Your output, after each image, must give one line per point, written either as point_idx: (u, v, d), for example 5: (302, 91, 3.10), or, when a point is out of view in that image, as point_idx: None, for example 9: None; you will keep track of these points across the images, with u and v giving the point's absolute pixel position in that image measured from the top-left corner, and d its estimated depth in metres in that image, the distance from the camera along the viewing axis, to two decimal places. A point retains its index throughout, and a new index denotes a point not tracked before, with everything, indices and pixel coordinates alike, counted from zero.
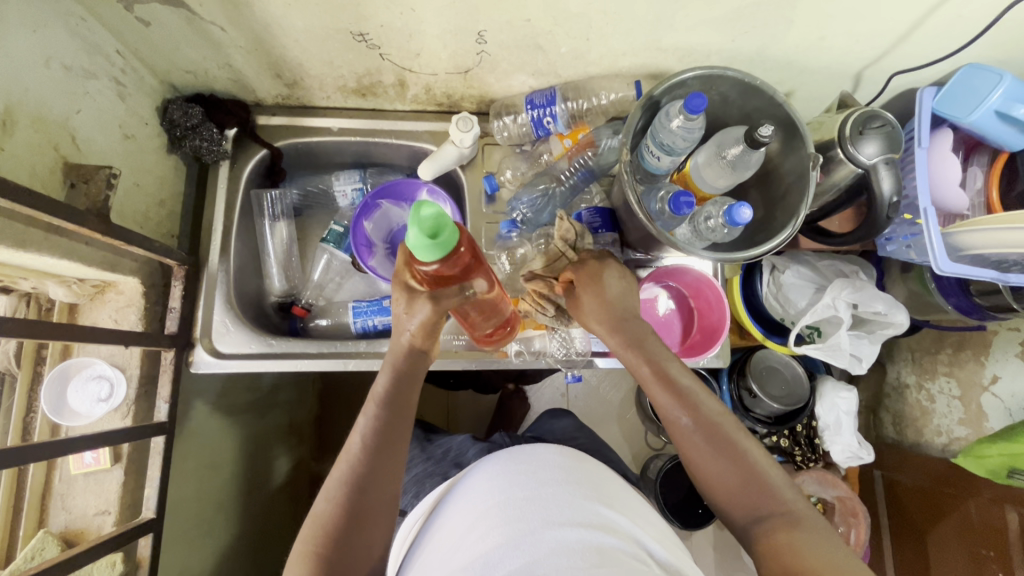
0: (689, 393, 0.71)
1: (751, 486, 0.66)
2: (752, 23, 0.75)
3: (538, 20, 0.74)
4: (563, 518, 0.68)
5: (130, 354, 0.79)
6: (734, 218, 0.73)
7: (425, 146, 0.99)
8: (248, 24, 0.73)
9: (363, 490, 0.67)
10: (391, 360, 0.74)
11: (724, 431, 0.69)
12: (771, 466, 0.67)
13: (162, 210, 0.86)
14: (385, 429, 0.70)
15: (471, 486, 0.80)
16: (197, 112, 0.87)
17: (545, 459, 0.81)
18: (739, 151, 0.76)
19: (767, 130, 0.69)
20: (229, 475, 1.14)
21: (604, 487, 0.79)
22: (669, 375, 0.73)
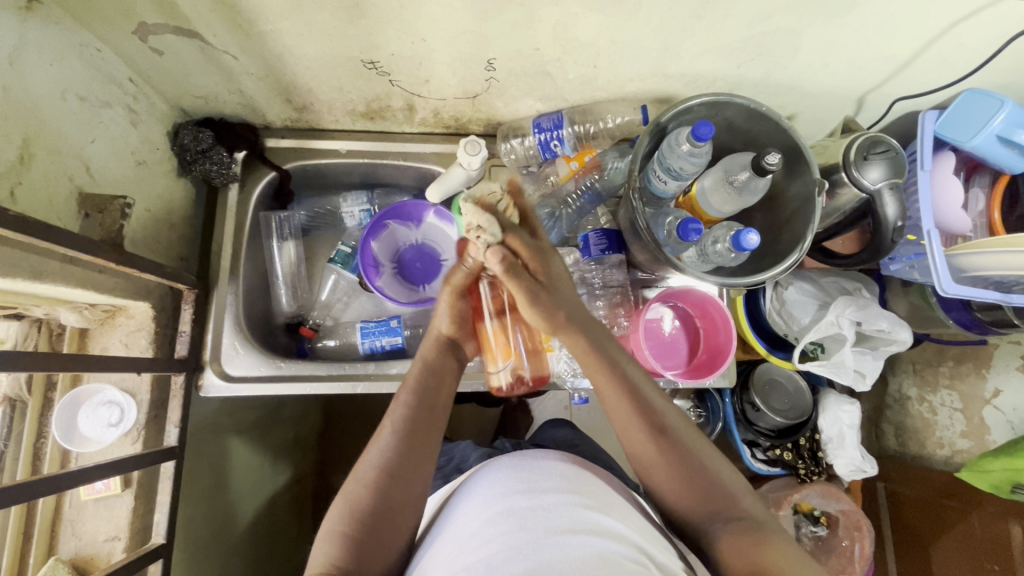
0: (641, 397, 0.75)
1: (711, 495, 0.71)
2: (757, 51, 0.76)
3: (547, 49, 0.74)
4: (564, 526, 0.69)
5: (140, 379, 0.80)
6: (741, 244, 0.74)
7: (432, 167, 0.99)
8: (261, 53, 0.74)
9: (394, 473, 0.70)
10: (423, 357, 0.82)
11: (677, 437, 0.74)
12: (726, 471, 0.73)
13: (172, 234, 0.86)
14: (415, 416, 0.75)
15: (473, 492, 0.80)
16: (207, 137, 0.88)
17: (547, 467, 0.82)
18: (746, 177, 0.78)
19: (774, 157, 0.70)
20: (236, 493, 1.14)
21: (604, 494, 0.79)
22: (642, 394, 0.76)
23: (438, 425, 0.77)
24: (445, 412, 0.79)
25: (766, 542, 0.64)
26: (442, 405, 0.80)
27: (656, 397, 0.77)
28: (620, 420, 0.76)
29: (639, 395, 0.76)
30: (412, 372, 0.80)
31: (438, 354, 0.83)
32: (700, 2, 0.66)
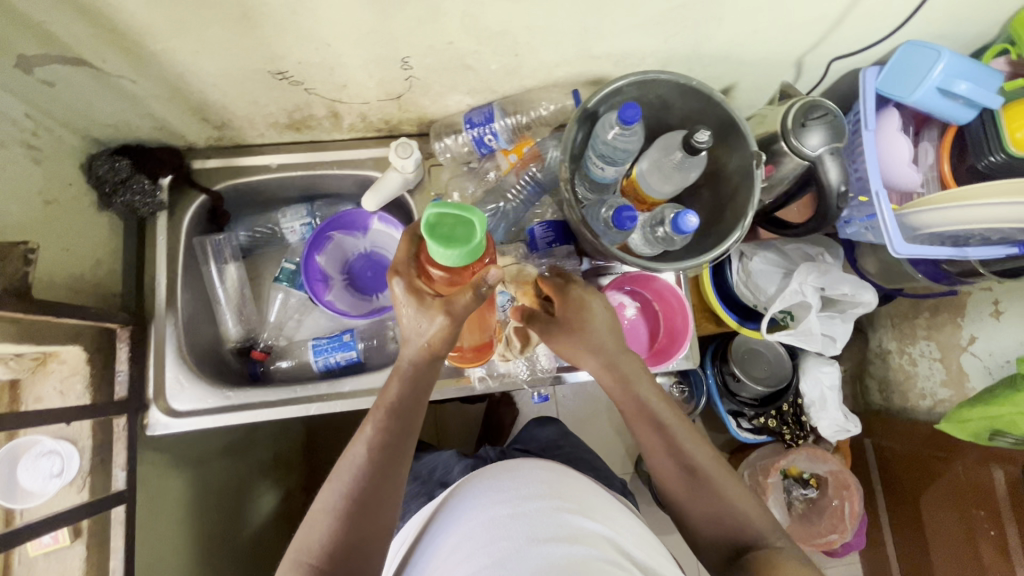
0: (674, 438, 0.70)
1: (734, 524, 0.68)
2: (680, 24, 0.72)
3: (461, 42, 0.71)
4: (547, 534, 0.70)
5: (79, 426, 0.77)
6: (679, 227, 0.72)
7: (370, 173, 0.96)
8: (158, 74, 0.70)
9: (364, 510, 0.66)
10: (403, 364, 0.68)
11: (703, 470, 0.69)
12: (742, 496, 0.69)
13: (100, 271, 0.83)
14: (391, 444, 0.68)
15: (461, 506, 0.80)
16: (124, 166, 0.83)
17: (528, 475, 0.82)
18: (681, 155, 0.75)
19: (704, 133, 0.67)
20: (222, 524, 1.12)
21: (587, 498, 0.80)
22: (657, 416, 0.70)
23: (411, 449, 0.70)
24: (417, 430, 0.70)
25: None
26: (419, 424, 0.71)
27: (672, 415, 0.71)
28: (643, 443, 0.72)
29: (662, 422, 0.70)
30: (388, 390, 0.68)
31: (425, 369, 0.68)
32: None
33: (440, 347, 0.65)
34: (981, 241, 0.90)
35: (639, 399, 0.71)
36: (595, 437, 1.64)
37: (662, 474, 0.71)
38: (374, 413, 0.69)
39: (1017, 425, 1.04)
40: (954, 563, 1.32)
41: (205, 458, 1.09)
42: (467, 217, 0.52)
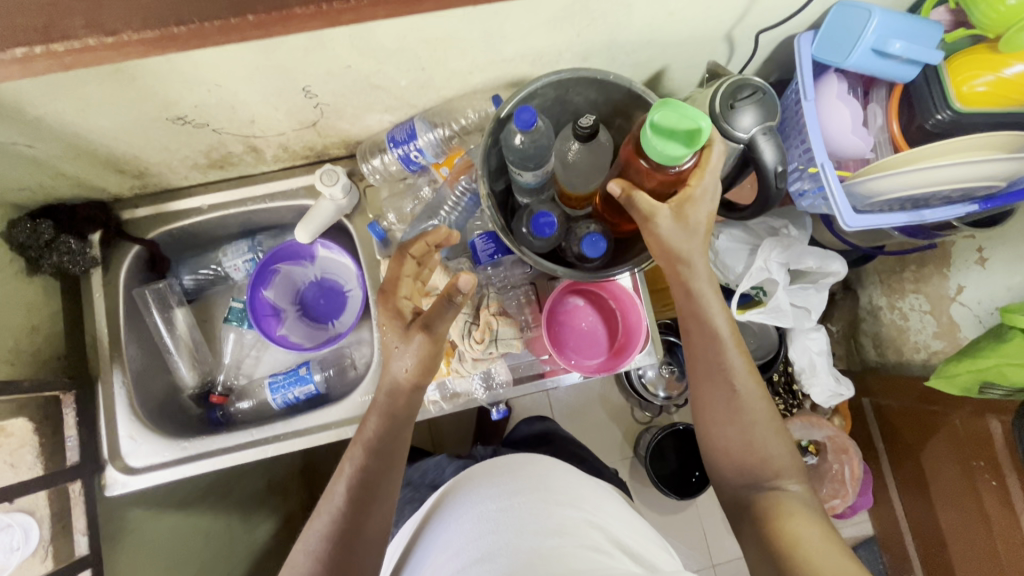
0: (725, 361, 0.69)
1: (761, 462, 0.66)
2: (587, 16, 0.68)
3: (358, 63, 0.67)
4: (535, 527, 0.69)
5: (35, 496, 0.77)
6: (591, 248, 0.75)
7: (304, 202, 0.93)
8: (53, 136, 0.68)
9: (345, 553, 0.65)
10: (380, 400, 0.73)
11: (744, 399, 0.68)
12: (774, 439, 0.67)
13: (37, 337, 0.81)
14: (370, 480, 0.68)
15: (453, 507, 0.78)
16: (47, 227, 0.81)
17: (518, 471, 0.81)
18: (577, 147, 0.73)
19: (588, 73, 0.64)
20: (221, 561, 1.12)
21: (575, 490, 0.80)
22: (713, 328, 0.70)
23: (391, 489, 0.70)
24: (399, 468, 0.71)
25: (796, 523, 0.60)
26: (402, 461, 0.72)
27: (732, 332, 0.71)
28: (695, 358, 0.71)
29: (723, 339, 0.70)
30: (368, 424, 0.72)
31: (407, 398, 0.72)
32: None
33: (421, 371, 0.71)
34: (941, 201, 0.85)
35: (699, 311, 0.71)
36: (590, 427, 1.62)
37: (702, 396, 0.70)
38: (353, 450, 0.71)
39: (1006, 377, 0.98)
40: (960, 516, 1.28)
41: (191, 500, 1.09)
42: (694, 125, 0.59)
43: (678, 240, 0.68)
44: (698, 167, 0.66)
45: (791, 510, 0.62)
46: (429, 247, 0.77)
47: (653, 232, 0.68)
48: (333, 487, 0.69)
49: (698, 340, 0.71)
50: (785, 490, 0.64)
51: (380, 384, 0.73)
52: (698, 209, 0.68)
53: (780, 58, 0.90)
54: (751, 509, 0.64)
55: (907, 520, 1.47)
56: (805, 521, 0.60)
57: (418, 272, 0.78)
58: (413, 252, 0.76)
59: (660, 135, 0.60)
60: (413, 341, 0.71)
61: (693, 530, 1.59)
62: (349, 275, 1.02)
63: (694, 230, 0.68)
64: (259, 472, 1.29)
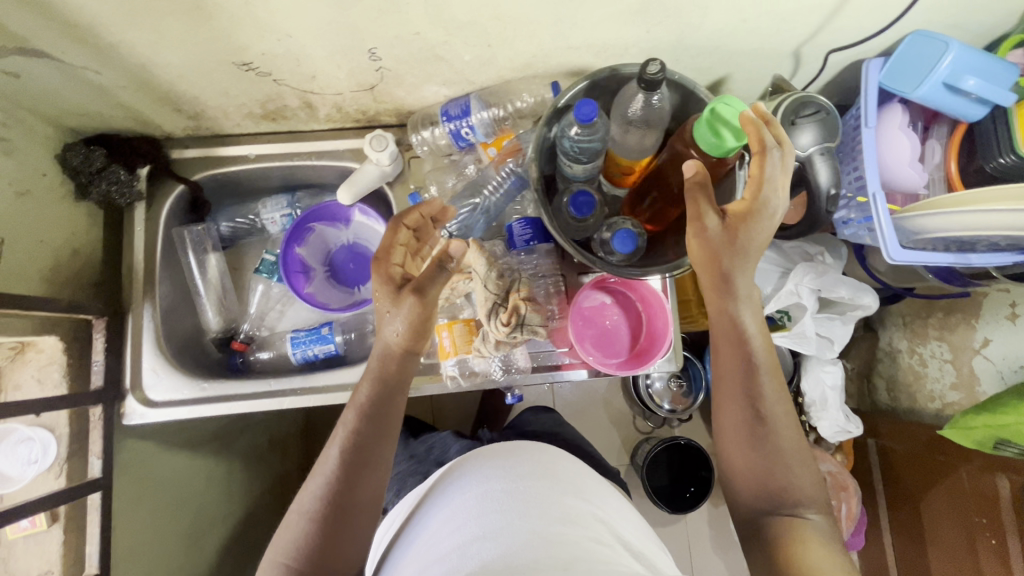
0: (757, 383, 0.68)
1: (781, 484, 0.66)
2: (662, 13, 0.68)
3: (428, 32, 0.68)
4: (540, 512, 0.70)
5: (57, 413, 0.79)
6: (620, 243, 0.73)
7: (349, 165, 0.94)
8: (121, 65, 0.69)
9: (338, 516, 0.67)
10: (373, 365, 0.74)
11: (774, 424, 0.67)
12: (797, 459, 0.67)
13: (77, 261, 0.83)
14: (362, 447, 0.70)
15: (457, 486, 0.79)
16: (99, 155, 0.84)
17: (523, 456, 0.82)
18: (639, 104, 0.69)
19: (657, 67, 0.63)
20: (215, 507, 1.14)
21: (579, 482, 0.80)
22: (748, 346, 0.69)
23: (386, 452, 0.72)
24: (395, 433, 0.73)
25: (812, 552, 0.61)
26: (395, 428, 0.73)
27: (764, 353, 0.70)
28: (722, 384, 0.71)
29: (753, 358, 0.69)
30: (360, 390, 0.73)
31: (399, 363, 0.73)
32: None
33: (410, 335, 0.71)
34: (989, 246, 0.83)
35: (735, 322, 0.70)
36: (592, 430, 1.62)
37: (725, 410, 0.70)
38: (347, 414, 0.72)
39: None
40: (952, 567, 1.27)
41: (196, 442, 1.10)
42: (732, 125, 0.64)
43: (743, 250, 0.67)
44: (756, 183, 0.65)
45: (808, 541, 0.62)
46: (422, 218, 0.76)
47: (701, 231, 0.67)
48: (326, 452, 0.71)
49: (728, 354, 0.70)
50: (804, 518, 0.64)
51: (373, 349, 0.74)
52: (755, 224, 0.66)
53: (844, 81, 0.89)
54: (772, 532, 0.65)
55: (897, 567, 1.46)
56: (818, 555, 0.61)
57: (413, 245, 0.76)
58: (407, 221, 0.75)
59: (733, 133, 0.63)
60: (401, 303, 0.70)
61: (681, 546, 1.58)
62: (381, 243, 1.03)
63: (747, 248, 0.67)
64: (261, 426, 1.31)
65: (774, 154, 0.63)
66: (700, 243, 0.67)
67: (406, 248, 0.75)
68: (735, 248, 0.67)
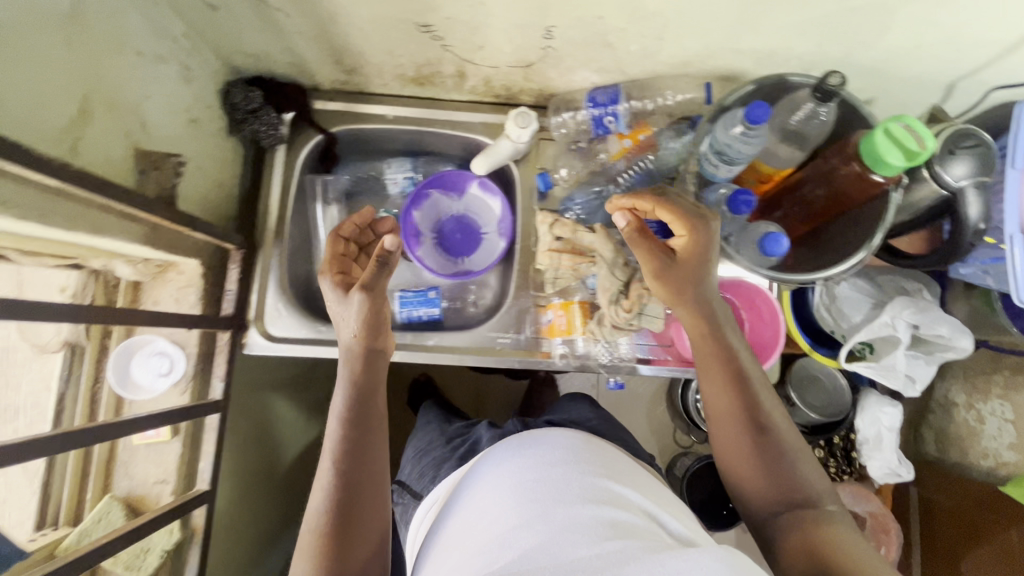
0: (753, 396, 0.71)
1: (788, 480, 0.67)
2: (843, 28, 0.69)
3: (611, 17, 0.70)
4: (575, 496, 0.60)
5: (189, 332, 0.83)
6: (769, 248, 0.70)
7: (480, 138, 0.97)
8: (313, 12, 0.72)
9: (348, 521, 0.64)
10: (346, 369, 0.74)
11: (775, 427, 0.69)
12: (799, 455, 0.68)
13: (221, 193, 0.87)
14: (352, 448, 0.68)
15: (488, 474, 0.69)
16: (256, 97, 0.86)
17: (552, 442, 0.71)
18: (803, 114, 0.71)
19: (837, 80, 0.64)
20: (284, 450, 1.17)
21: (613, 465, 0.70)
22: (742, 367, 0.72)
23: (377, 443, 0.71)
24: (380, 422, 0.73)
25: (835, 537, 0.60)
26: (381, 424, 0.73)
27: (746, 359, 0.73)
28: (714, 415, 0.73)
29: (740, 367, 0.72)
30: (338, 397, 0.72)
31: (363, 364, 0.74)
32: None
33: (365, 328, 0.73)
34: None
35: (705, 334, 0.73)
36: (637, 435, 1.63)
37: (722, 424, 0.72)
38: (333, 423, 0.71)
39: None
40: None
41: (278, 385, 1.14)
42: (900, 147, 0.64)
43: (705, 275, 0.72)
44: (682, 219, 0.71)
45: (827, 531, 0.62)
46: (358, 228, 0.84)
47: (663, 270, 0.72)
48: (320, 469, 0.68)
49: (720, 375, 0.72)
50: (817, 511, 0.64)
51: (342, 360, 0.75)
52: (699, 257, 0.71)
53: None
54: (785, 533, 0.64)
55: None
56: (839, 538, 0.61)
57: (353, 252, 0.84)
58: (345, 233, 0.83)
59: (902, 154, 0.64)
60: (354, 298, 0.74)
61: None
62: (491, 220, 1.03)
63: (705, 275, 0.72)
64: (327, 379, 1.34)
65: (671, 197, 0.72)
66: (661, 285, 0.73)
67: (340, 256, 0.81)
68: (690, 281, 0.72)
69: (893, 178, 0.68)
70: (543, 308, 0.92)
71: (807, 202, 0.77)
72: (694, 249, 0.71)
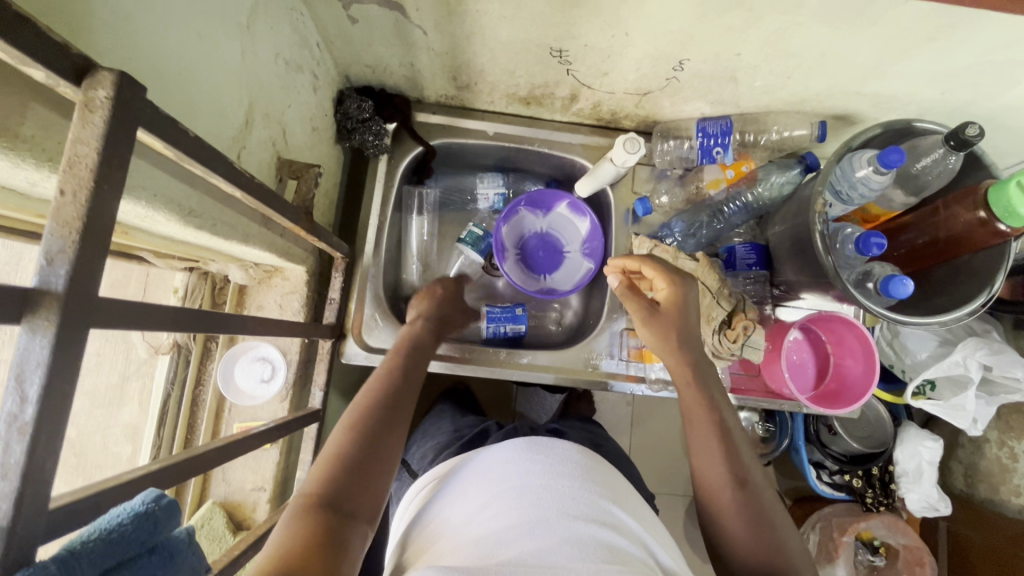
0: (734, 445, 0.65)
1: (775, 548, 0.59)
2: (974, 79, 0.70)
3: (748, 55, 0.71)
4: (575, 511, 0.54)
5: (291, 339, 0.83)
6: (892, 290, 0.70)
7: (577, 159, 0.97)
8: (452, 31, 0.73)
9: (366, 465, 0.55)
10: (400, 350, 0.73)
11: (756, 488, 0.62)
12: (785, 527, 0.61)
13: (325, 199, 0.87)
14: (392, 404, 0.62)
15: (471, 474, 0.63)
16: (368, 107, 0.88)
17: (558, 451, 0.63)
18: (930, 161, 0.72)
19: (976, 130, 0.66)
20: None
21: (616, 484, 0.63)
22: (727, 427, 0.66)
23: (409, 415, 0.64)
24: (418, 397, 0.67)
25: None
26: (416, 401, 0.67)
27: (732, 420, 0.68)
28: (698, 460, 0.65)
29: (725, 424, 0.66)
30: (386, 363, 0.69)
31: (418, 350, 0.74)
32: (945, 24, 0.61)
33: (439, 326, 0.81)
34: None
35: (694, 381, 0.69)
36: None
37: (704, 466, 0.64)
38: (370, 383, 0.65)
39: None
40: None
41: None
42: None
43: (688, 324, 0.71)
44: (661, 273, 0.73)
45: None
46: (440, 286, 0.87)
47: (649, 323, 0.72)
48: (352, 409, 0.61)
49: (700, 428, 0.66)
50: None
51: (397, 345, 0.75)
52: (682, 308, 0.71)
53: None
54: None
55: None
56: None
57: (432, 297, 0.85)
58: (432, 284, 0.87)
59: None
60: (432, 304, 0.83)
61: None
62: (573, 238, 1.01)
63: (689, 323, 0.71)
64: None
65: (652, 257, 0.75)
66: (649, 334, 0.72)
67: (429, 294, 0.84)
68: (675, 329, 0.71)
69: (1018, 230, 0.68)
70: (632, 332, 0.94)
71: (914, 246, 0.79)
72: (674, 299, 0.72)
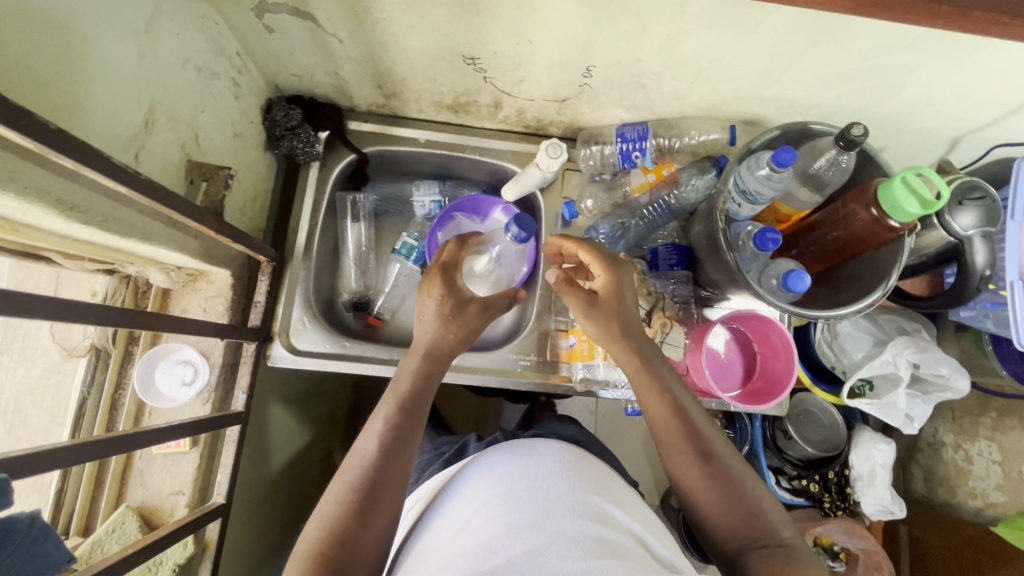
0: (692, 424, 0.67)
1: (752, 513, 0.61)
2: (862, 82, 0.74)
3: (649, 61, 0.74)
4: (567, 510, 0.55)
5: (215, 342, 0.83)
6: (792, 284, 0.73)
7: (508, 165, 1.00)
8: (367, 39, 0.75)
9: (374, 492, 0.59)
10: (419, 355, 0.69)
11: (731, 463, 0.65)
12: (765, 496, 0.63)
13: (254, 204, 0.89)
14: (402, 435, 0.63)
15: (470, 482, 0.64)
16: (297, 114, 0.90)
17: (544, 453, 0.64)
18: (825, 161, 0.76)
19: (860, 131, 0.69)
20: (293, 467, 1.14)
21: (602, 478, 0.64)
22: (685, 410, 0.68)
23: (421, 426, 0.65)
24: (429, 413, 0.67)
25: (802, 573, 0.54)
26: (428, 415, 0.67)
27: (689, 405, 0.69)
28: (664, 439, 0.68)
29: (680, 405, 0.68)
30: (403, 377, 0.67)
31: (425, 358, 0.69)
32: (819, 30, 0.65)
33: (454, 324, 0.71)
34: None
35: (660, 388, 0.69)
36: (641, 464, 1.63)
37: (674, 453, 0.66)
38: (385, 404, 0.65)
39: None
40: None
41: (291, 398, 1.12)
42: (911, 199, 0.67)
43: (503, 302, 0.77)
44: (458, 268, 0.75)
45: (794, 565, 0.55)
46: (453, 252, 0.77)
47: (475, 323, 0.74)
48: (373, 420, 0.65)
49: (658, 404, 0.68)
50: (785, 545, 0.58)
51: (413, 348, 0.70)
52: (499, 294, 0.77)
53: None
54: (752, 565, 0.57)
55: None
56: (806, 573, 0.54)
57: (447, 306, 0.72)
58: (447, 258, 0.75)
59: (917, 203, 0.67)
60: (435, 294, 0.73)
61: None
62: None
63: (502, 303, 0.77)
64: (332, 395, 1.32)
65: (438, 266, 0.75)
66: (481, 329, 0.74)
67: (439, 277, 0.74)
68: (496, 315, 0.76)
69: (907, 224, 0.71)
70: (563, 333, 0.96)
71: (821, 245, 0.81)
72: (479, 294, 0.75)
